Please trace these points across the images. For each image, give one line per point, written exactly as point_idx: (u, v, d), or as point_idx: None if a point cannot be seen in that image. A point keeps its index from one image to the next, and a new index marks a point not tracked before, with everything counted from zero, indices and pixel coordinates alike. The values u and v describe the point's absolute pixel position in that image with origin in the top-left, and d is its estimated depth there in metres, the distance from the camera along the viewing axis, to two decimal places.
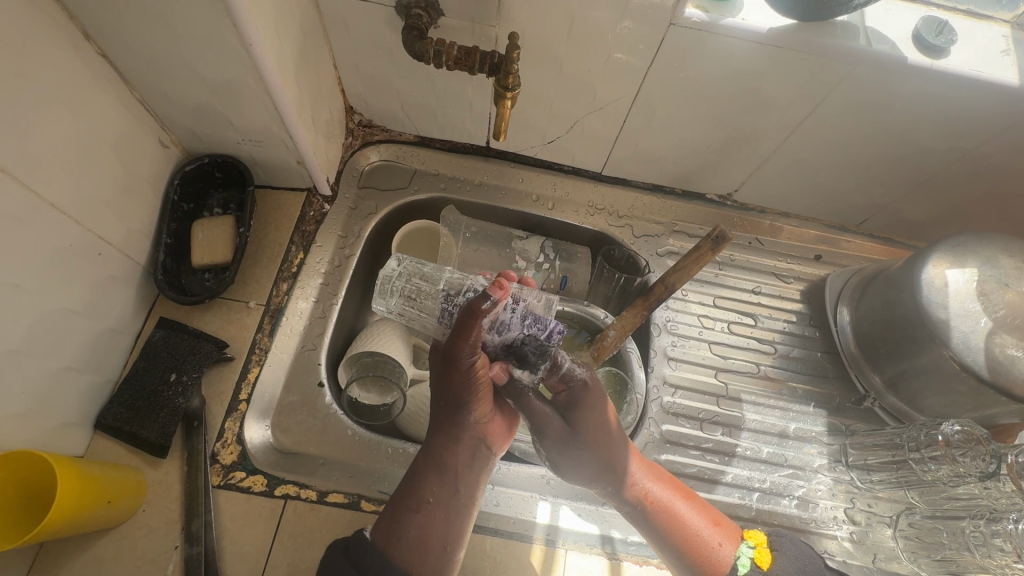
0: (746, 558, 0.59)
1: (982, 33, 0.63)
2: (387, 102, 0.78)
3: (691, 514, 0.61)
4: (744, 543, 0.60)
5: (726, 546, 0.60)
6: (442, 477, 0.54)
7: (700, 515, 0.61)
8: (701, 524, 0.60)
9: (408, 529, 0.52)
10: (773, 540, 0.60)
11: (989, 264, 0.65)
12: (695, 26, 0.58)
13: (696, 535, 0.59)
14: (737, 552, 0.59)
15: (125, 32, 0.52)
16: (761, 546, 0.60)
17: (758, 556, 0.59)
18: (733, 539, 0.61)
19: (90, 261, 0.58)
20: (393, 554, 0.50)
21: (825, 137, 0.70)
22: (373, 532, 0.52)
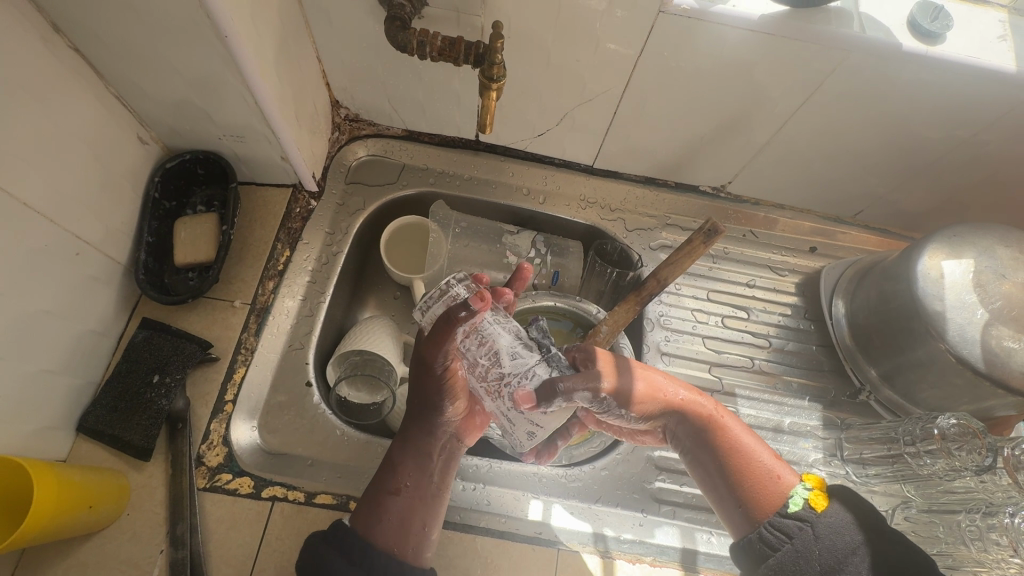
0: (800, 498, 0.52)
1: (978, 18, 0.62)
2: (374, 96, 0.77)
3: (749, 444, 0.57)
4: (800, 485, 0.54)
5: (787, 474, 0.55)
6: (417, 468, 0.57)
7: (749, 440, 0.58)
8: (756, 452, 0.57)
9: (389, 510, 0.54)
10: (831, 486, 0.53)
11: (986, 255, 0.64)
12: (685, 13, 0.57)
13: (754, 462, 0.56)
14: (792, 490, 0.54)
15: (96, 25, 0.51)
16: (818, 488, 0.53)
17: (815, 499, 0.52)
18: (793, 473, 0.56)
19: (68, 262, 0.56)
20: (373, 535, 0.52)
21: (819, 125, 0.69)
22: (353, 519, 0.54)
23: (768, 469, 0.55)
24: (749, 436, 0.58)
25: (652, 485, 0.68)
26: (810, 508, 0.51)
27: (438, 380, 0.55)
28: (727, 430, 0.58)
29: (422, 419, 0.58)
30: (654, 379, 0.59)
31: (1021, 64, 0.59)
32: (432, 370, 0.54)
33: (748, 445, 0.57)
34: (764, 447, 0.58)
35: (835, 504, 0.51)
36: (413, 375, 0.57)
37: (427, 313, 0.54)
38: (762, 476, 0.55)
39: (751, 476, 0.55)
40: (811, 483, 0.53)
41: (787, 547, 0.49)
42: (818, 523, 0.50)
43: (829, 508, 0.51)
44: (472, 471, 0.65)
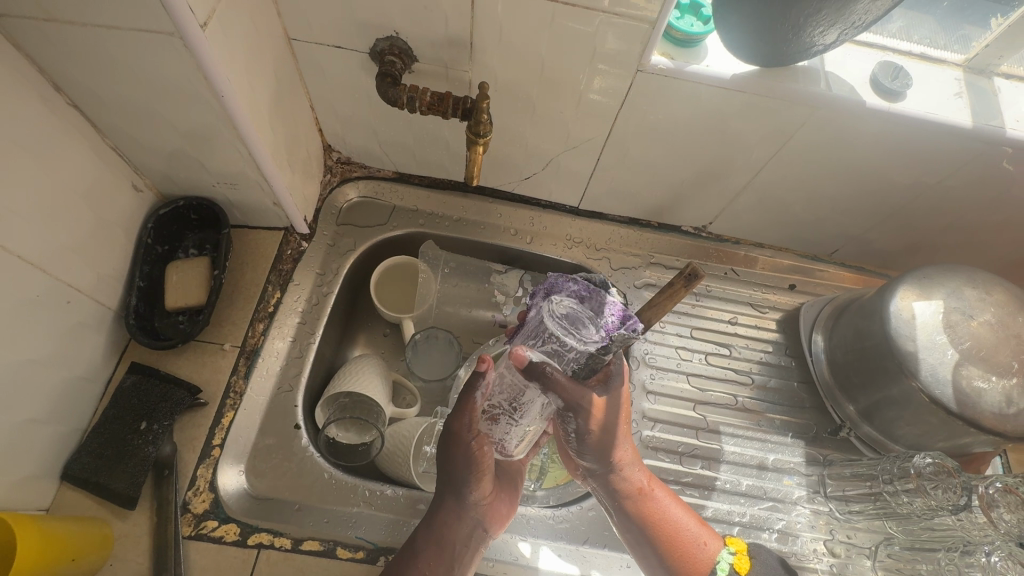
0: (726, 563, 0.61)
1: (936, 76, 0.66)
2: (366, 141, 0.79)
3: (680, 517, 0.61)
4: (725, 548, 0.62)
5: (711, 543, 0.61)
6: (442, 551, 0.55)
7: (681, 511, 0.62)
8: (686, 521, 0.61)
9: None
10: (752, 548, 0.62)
11: (954, 295, 0.67)
12: (662, 72, 0.60)
13: (684, 532, 0.60)
14: (718, 556, 0.61)
15: (96, 83, 0.52)
16: (742, 553, 0.62)
17: (738, 563, 0.61)
18: (717, 539, 0.62)
19: (59, 310, 0.57)
20: None
21: (793, 172, 0.72)
22: None
23: (694, 542, 0.60)
24: (680, 506, 0.62)
25: None
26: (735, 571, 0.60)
27: (466, 453, 0.55)
28: (659, 503, 0.61)
29: (446, 497, 0.57)
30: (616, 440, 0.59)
31: (976, 119, 0.63)
32: (463, 442, 0.55)
33: (677, 516, 0.61)
34: (693, 518, 0.62)
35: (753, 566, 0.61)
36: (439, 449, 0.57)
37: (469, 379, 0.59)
38: (688, 550, 0.60)
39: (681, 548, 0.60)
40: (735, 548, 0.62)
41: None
42: None
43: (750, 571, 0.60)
44: None
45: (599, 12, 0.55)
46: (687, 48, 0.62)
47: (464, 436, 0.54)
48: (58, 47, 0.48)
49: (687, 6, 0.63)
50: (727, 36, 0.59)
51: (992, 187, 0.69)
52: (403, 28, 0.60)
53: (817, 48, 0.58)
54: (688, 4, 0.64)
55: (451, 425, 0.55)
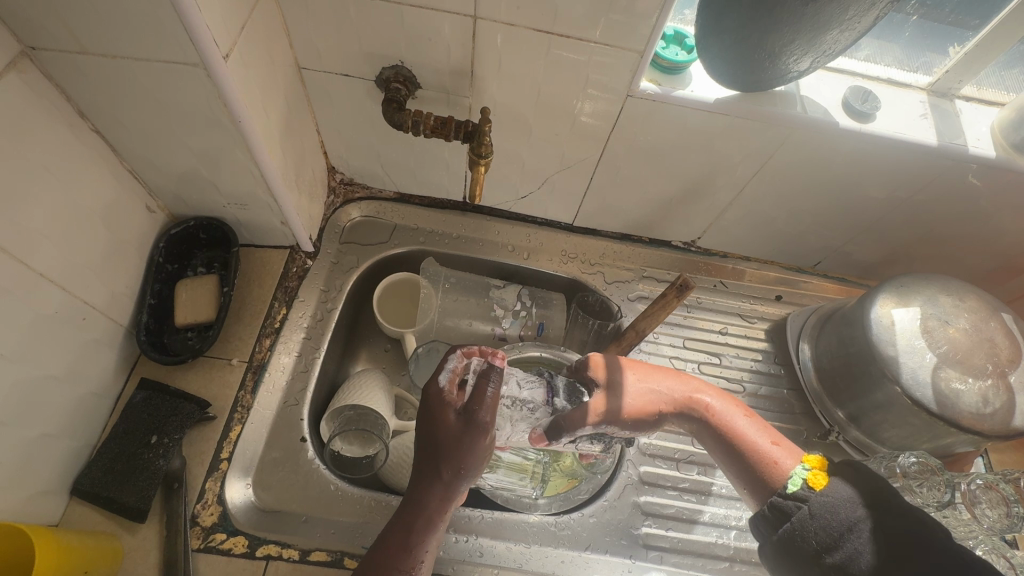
0: (799, 477, 0.53)
1: (903, 99, 0.71)
2: (369, 163, 0.82)
3: (744, 425, 0.60)
4: (799, 466, 0.54)
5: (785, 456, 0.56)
6: (429, 540, 0.55)
7: (741, 416, 0.61)
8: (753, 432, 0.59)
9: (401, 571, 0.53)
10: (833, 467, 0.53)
11: (930, 302, 0.71)
12: (650, 97, 0.64)
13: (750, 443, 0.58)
14: (791, 472, 0.54)
15: (119, 110, 0.56)
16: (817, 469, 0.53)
17: (813, 479, 0.52)
18: (791, 454, 0.56)
19: (75, 326, 0.59)
20: None
21: (775, 189, 0.77)
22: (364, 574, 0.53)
23: (778, 442, 0.58)
24: (740, 412, 0.62)
25: (639, 531, 0.70)
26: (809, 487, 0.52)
27: (484, 445, 0.55)
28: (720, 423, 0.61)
29: (450, 492, 0.55)
30: (636, 380, 0.64)
31: (941, 138, 0.67)
32: (483, 438, 0.55)
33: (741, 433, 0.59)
34: (760, 421, 0.61)
35: (833, 482, 0.51)
36: (449, 437, 0.55)
37: (452, 366, 0.60)
38: (764, 457, 0.56)
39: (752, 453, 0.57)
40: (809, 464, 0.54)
41: (783, 523, 0.51)
42: (813, 500, 0.50)
43: (828, 487, 0.51)
44: (465, 522, 0.67)
45: (591, 43, 0.59)
46: (673, 75, 0.66)
47: (483, 428, 0.55)
48: (86, 77, 0.52)
49: (672, 37, 0.69)
50: (709, 64, 0.64)
51: (960, 200, 0.74)
52: (408, 57, 0.64)
53: (793, 74, 0.63)
54: (673, 35, 0.69)
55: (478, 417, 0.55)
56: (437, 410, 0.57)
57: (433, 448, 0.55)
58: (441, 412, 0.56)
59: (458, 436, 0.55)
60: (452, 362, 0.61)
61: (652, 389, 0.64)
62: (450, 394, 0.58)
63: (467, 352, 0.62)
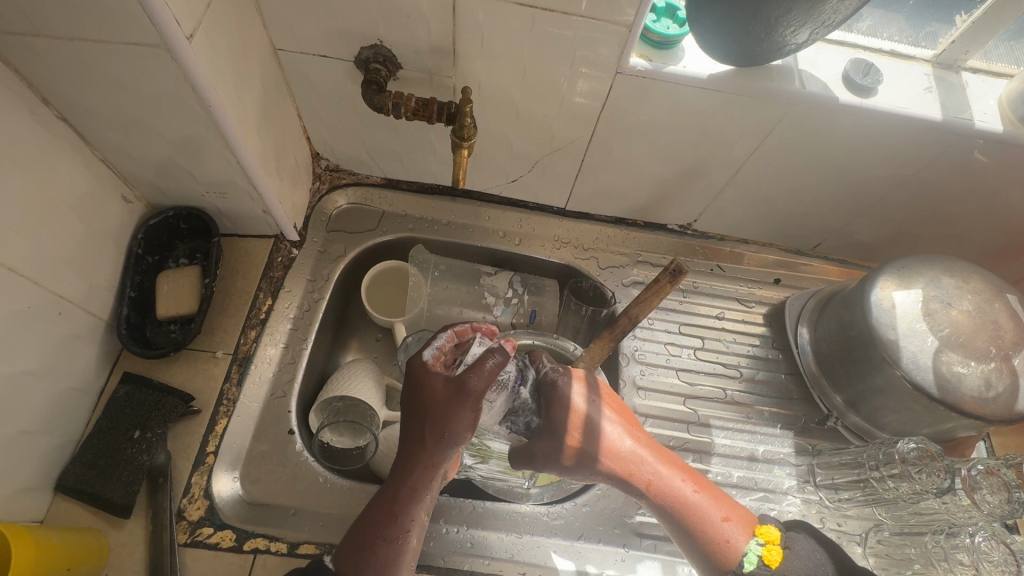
0: (754, 555, 0.58)
1: (906, 72, 0.68)
2: (353, 148, 0.80)
3: (703, 501, 0.61)
4: (753, 540, 0.59)
5: (737, 540, 0.59)
6: (415, 510, 0.55)
7: (706, 499, 0.61)
8: (713, 514, 0.60)
9: (381, 552, 0.53)
10: (785, 537, 0.58)
11: (932, 284, 0.69)
12: (640, 74, 0.62)
13: (711, 528, 0.60)
14: (746, 548, 0.59)
15: (83, 95, 0.53)
16: (772, 544, 0.58)
17: (768, 556, 0.57)
18: (748, 532, 0.59)
19: (51, 321, 0.57)
20: None
21: (773, 168, 0.74)
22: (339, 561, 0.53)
23: (733, 532, 0.59)
24: (707, 494, 0.62)
25: (633, 519, 0.69)
26: (765, 564, 0.57)
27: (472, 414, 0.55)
28: (680, 497, 0.61)
29: (434, 460, 0.56)
30: (610, 440, 0.63)
31: (946, 112, 0.65)
32: (468, 403, 0.55)
33: (703, 512, 0.60)
34: (725, 506, 0.61)
35: (787, 558, 0.57)
36: (435, 406, 0.55)
37: (437, 343, 0.61)
38: (722, 538, 0.59)
39: (708, 535, 0.59)
40: (764, 538, 0.59)
41: None
42: None
43: (783, 564, 0.56)
44: (455, 513, 0.66)
45: (577, 17, 0.56)
46: (664, 51, 0.63)
47: (471, 397, 0.55)
48: (46, 61, 0.49)
49: (662, 10, 0.65)
50: (701, 38, 0.61)
51: (964, 177, 0.71)
52: (387, 36, 0.61)
53: (790, 47, 0.60)
54: (664, 7, 0.66)
55: (466, 382, 0.55)
56: (422, 381, 0.57)
57: (417, 421, 0.56)
58: (427, 382, 0.56)
59: (442, 405, 0.55)
60: (441, 340, 0.61)
61: (623, 452, 0.63)
62: (436, 366, 0.58)
63: (457, 332, 0.62)
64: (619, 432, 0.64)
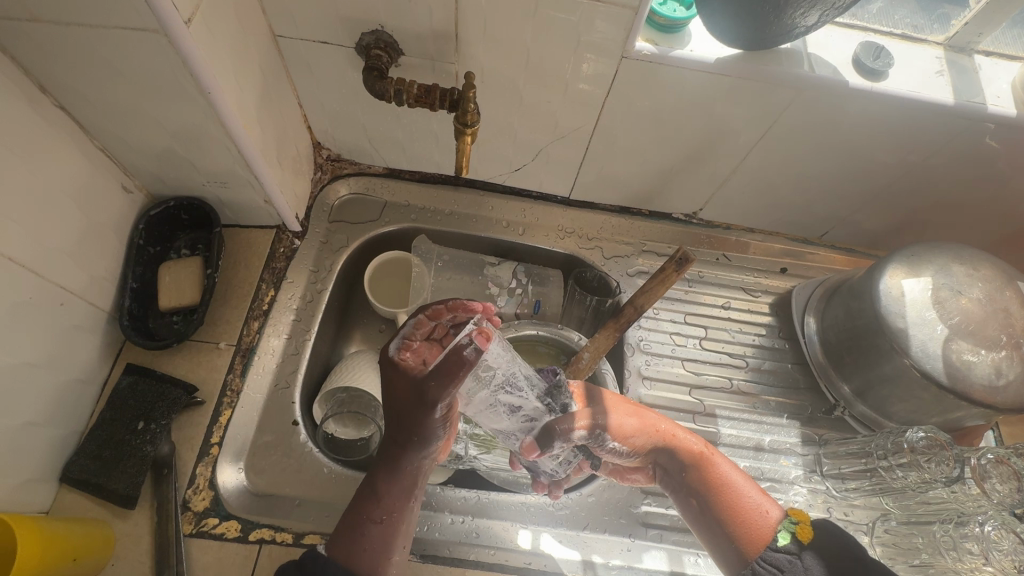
0: (788, 531, 0.54)
1: (917, 56, 0.67)
2: (355, 138, 0.79)
3: (730, 473, 0.61)
4: (787, 517, 0.56)
5: (772, 509, 0.57)
6: (400, 494, 0.55)
7: (733, 473, 0.61)
8: (743, 486, 0.59)
9: (369, 534, 0.53)
10: (818, 518, 0.55)
11: (942, 272, 0.68)
12: (646, 59, 0.61)
13: (743, 498, 0.58)
14: (780, 524, 0.55)
15: (81, 82, 0.53)
16: (805, 521, 0.55)
17: (801, 530, 0.54)
18: (781, 508, 0.57)
19: (53, 312, 0.57)
20: (356, 563, 0.52)
21: (781, 155, 0.73)
22: (330, 548, 0.52)
23: (765, 506, 0.57)
24: (732, 469, 0.61)
25: (639, 510, 0.69)
26: (797, 540, 0.53)
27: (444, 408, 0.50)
28: (710, 467, 0.61)
29: (414, 448, 0.54)
30: (636, 413, 0.64)
31: (958, 97, 0.63)
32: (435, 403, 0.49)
33: (732, 483, 0.59)
34: (750, 483, 0.60)
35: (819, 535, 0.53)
36: (405, 402, 0.51)
37: (406, 332, 0.54)
38: (756, 507, 0.57)
39: (741, 504, 0.58)
40: (797, 516, 0.55)
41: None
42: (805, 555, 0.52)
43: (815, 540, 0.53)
44: (461, 503, 0.66)
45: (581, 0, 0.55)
46: (671, 34, 0.62)
47: (437, 397, 0.49)
48: (42, 47, 0.49)
49: None
50: (709, 20, 0.60)
51: (976, 163, 0.70)
52: (388, 21, 0.60)
53: (799, 30, 0.59)
54: None
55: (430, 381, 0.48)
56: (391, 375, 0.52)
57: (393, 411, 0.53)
58: (395, 377, 0.52)
59: (411, 401, 0.51)
60: (410, 327, 0.54)
61: (649, 424, 0.63)
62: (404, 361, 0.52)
63: (429, 315, 0.53)
64: (642, 409, 0.65)
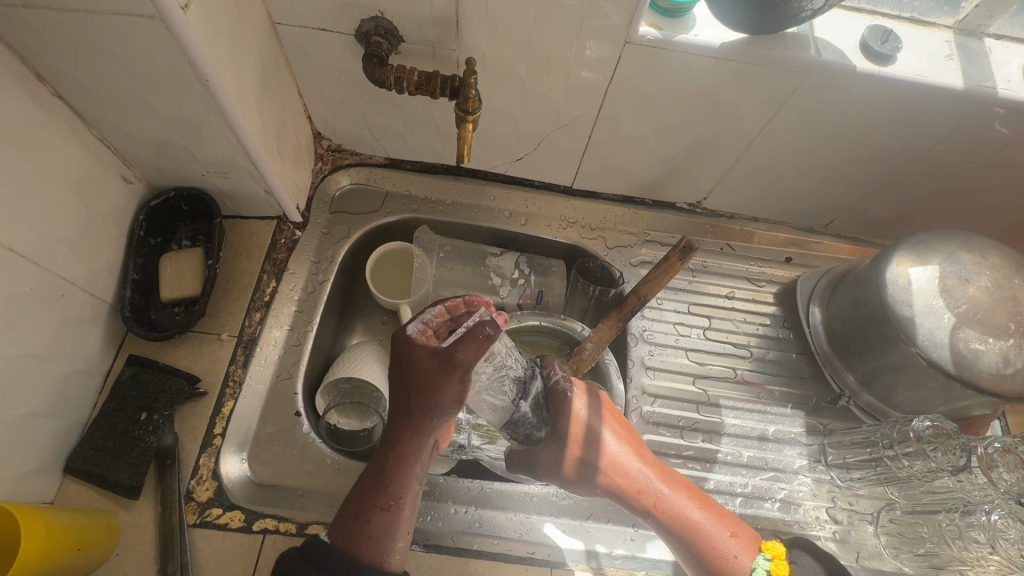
0: (762, 570, 0.57)
1: (926, 39, 0.65)
2: (356, 127, 0.78)
3: (708, 520, 0.60)
4: (760, 556, 0.58)
5: (743, 556, 0.58)
6: (406, 478, 0.55)
7: (711, 518, 0.60)
8: (719, 532, 0.59)
9: (374, 519, 0.54)
10: (791, 551, 0.57)
11: (949, 260, 0.67)
12: (650, 43, 0.60)
13: (716, 547, 0.58)
14: (753, 565, 0.58)
15: (78, 70, 0.52)
16: (780, 558, 0.57)
17: (775, 569, 0.56)
18: (753, 549, 0.59)
19: (54, 303, 0.57)
20: (360, 545, 0.52)
21: (787, 142, 0.72)
22: (331, 535, 0.54)
23: (736, 554, 0.58)
24: (711, 511, 0.61)
25: None
26: None
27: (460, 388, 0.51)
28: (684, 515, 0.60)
29: (421, 431, 0.55)
30: (617, 454, 0.62)
31: (967, 81, 0.62)
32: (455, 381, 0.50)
33: (708, 530, 0.59)
34: (728, 523, 0.60)
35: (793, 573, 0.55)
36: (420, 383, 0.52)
37: (424, 317, 0.54)
38: (726, 556, 0.58)
39: (713, 553, 0.58)
40: (771, 553, 0.58)
41: None
42: None
43: None
44: (463, 493, 0.66)
45: None
46: (675, 18, 0.61)
47: (457, 376, 0.50)
48: (38, 34, 0.48)
49: None
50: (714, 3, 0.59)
51: (984, 150, 0.69)
52: (388, 8, 0.59)
53: (806, 13, 0.58)
54: None
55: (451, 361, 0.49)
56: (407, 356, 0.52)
57: (403, 394, 0.54)
58: (411, 359, 0.52)
59: (428, 380, 0.51)
60: (429, 314, 0.54)
61: (628, 468, 0.62)
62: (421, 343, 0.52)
63: (447, 306, 0.55)
64: (626, 445, 0.63)
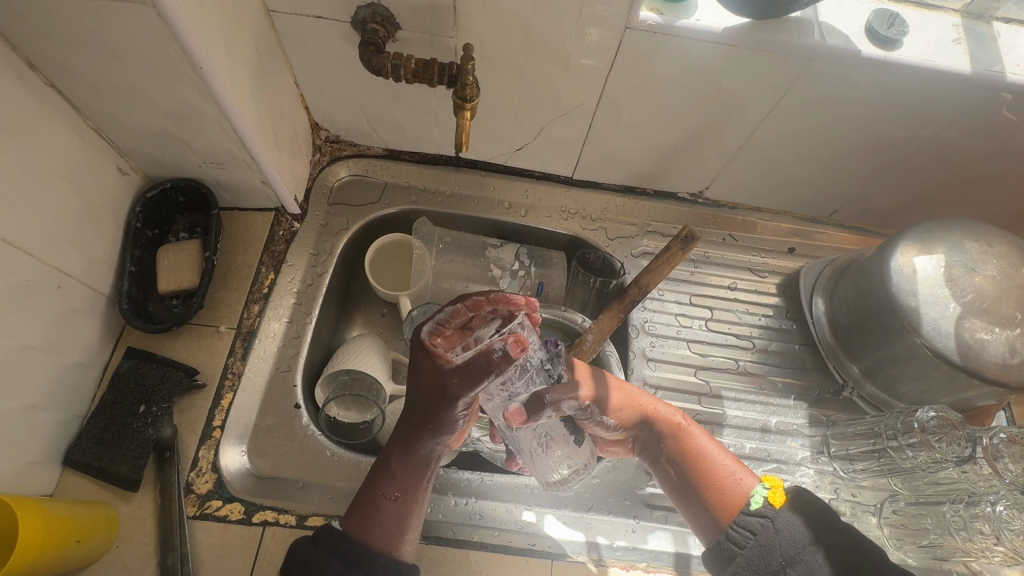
0: (760, 496, 0.55)
1: (933, 23, 0.64)
2: (353, 118, 0.78)
3: (710, 445, 0.61)
4: (760, 484, 0.57)
5: (748, 479, 0.58)
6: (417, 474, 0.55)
7: (714, 446, 0.61)
8: (721, 457, 0.60)
9: (383, 512, 0.53)
10: (789, 485, 0.56)
11: (955, 248, 0.66)
12: (651, 29, 0.59)
13: (719, 465, 0.59)
14: (752, 491, 0.56)
15: (71, 59, 0.51)
16: (777, 487, 0.56)
17: (774, 496, 0.55)
18: (755, 478, 0.58)
19: (50, 295, 0.57)
20: (370, 536, 0.52)
21: (790, 130, 0.71)
22: (344, 521, 0.53)
23: (741, 476, 0.58)
24: (714, 443, 0.61)
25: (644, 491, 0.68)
26: (770, 504, 0.54)
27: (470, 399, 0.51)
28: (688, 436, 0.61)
29: (434, 431, 0.54)
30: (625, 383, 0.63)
31: (975, 66, 0.61)
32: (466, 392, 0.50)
33: (710, 453, 0.60)
34: (729, 455, 0.61)
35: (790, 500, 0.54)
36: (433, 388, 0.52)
37: (439, 317, 0.54)
38: (730, 476, 0.58)
39: (716, 472, 0.58)
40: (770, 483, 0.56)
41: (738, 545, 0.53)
42: (778, 518, 0.53)
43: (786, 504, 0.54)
44: (463, 485, 0.66)
45: None
46: (676, 2, 0.60)
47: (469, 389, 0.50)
48: (29, 22, 0.47)
49: None
50: None
51: (991, 137, 0.68)
52: None
53: None
54: None
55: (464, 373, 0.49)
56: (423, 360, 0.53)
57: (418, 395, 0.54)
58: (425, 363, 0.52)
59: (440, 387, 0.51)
60: (446, 314, 0.54)
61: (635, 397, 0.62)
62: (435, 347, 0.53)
63: (467, 305, 0.54)
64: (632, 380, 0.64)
